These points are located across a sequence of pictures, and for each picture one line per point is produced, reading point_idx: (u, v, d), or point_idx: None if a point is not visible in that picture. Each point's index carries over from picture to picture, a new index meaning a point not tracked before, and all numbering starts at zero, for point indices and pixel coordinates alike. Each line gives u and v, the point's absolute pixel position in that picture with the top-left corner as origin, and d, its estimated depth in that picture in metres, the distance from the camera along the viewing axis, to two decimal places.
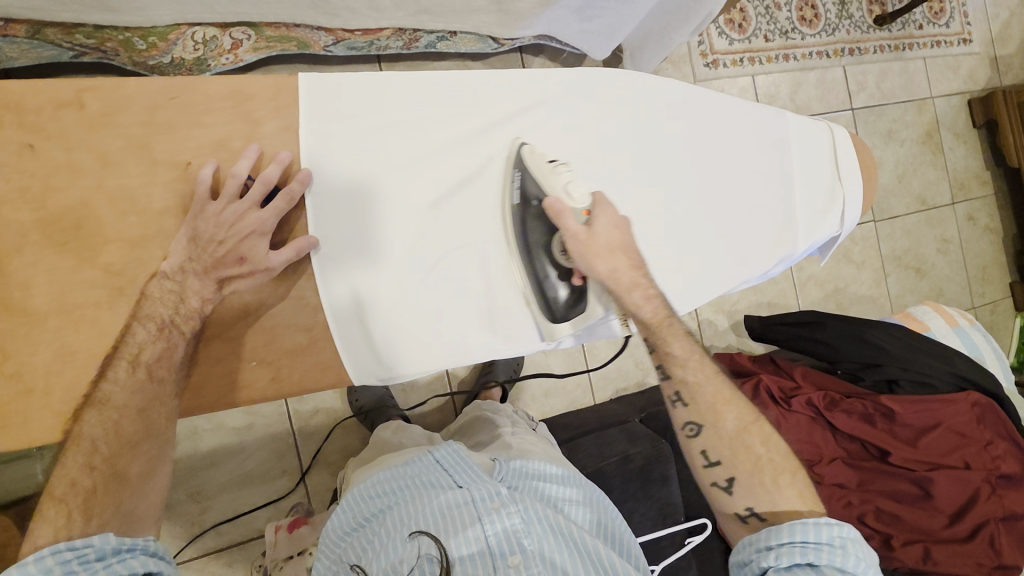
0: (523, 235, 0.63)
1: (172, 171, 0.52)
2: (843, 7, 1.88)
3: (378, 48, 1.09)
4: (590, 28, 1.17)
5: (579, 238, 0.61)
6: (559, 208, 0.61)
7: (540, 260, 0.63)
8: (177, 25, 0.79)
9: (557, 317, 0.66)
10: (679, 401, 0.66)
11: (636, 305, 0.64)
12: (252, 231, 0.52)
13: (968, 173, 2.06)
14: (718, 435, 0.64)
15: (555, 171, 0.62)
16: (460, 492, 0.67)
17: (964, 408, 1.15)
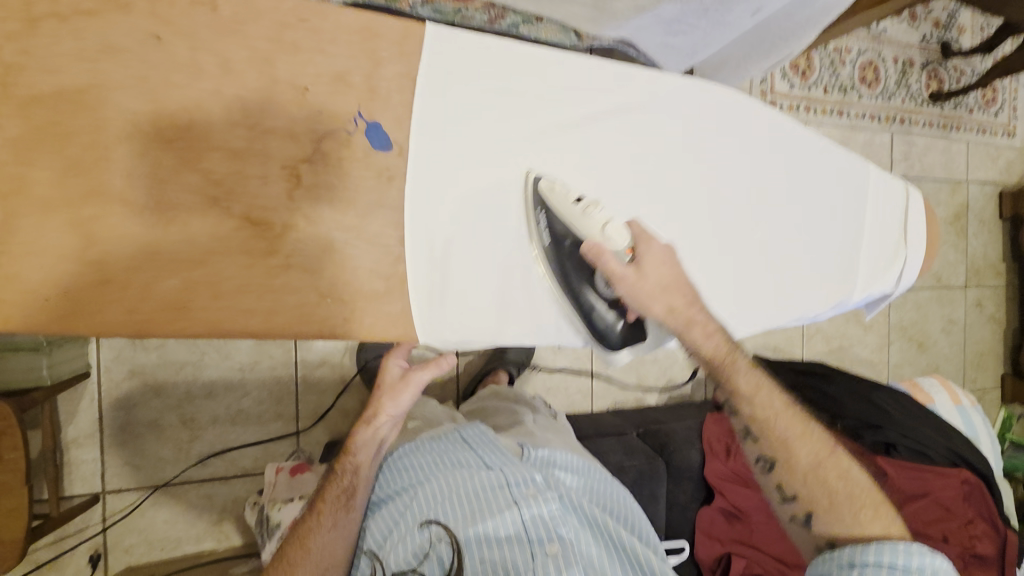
0: (565, 277, 0.65)
1: (287, 94, 0.52)
2: (904, 76, 1.92)
3: (464, 19, 1.07)
4: (673, 43, 1.18)
5: (629, 281, 0.62)
6: (602, 253, 0.61)
7: (586, 293, 0.66)
8: None
9: (612, 345, 0.70)
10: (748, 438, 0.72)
11: (695, 342, 0.66)
12: None
13: (984, 261, 2.11)
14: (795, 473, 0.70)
15: (584, 213, 0.61)
16: (494, 474, 0.77)
17: (953, 483, 1.17)
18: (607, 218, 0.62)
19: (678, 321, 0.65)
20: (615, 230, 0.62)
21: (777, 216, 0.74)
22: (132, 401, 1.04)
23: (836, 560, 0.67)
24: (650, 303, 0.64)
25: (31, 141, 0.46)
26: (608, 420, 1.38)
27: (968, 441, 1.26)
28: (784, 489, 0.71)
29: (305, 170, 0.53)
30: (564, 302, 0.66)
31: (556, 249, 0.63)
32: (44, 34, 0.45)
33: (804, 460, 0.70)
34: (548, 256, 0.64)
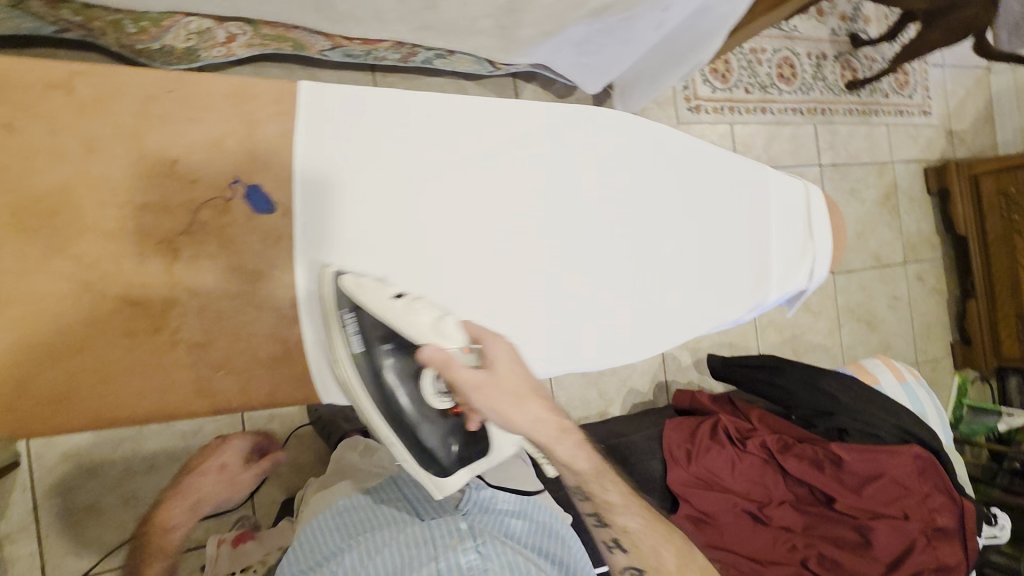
0: (395, 375, 0.63)
1: (154, 168, 0.54)
2: (819, 69, 2.00)
3: (375, 58, 1.14)
4: (586, 62, 1.21)
5: (476, 380, 0.59)
6: (448, 361, 0.58)
7: (418, 392, 0.63)
8: (172, 13, 0.86)
9: (444, 469, 0.63)
10: (595, 519, 0.75)
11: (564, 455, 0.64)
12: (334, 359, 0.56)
13: (919, 237, 2.19)
14: (621, 534, 0.74)
15: (408, 307, 0.61)
16: (422, 527, 0.74)
17: (906, 459, 1.19)
18: (439, 314, 0.61)
19: (545, 431, 0.61)
20: (449, 329, 0.61)
21: (681, 229, 0.76)
22: (68, 484, 1.02)
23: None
24: (499, 405, 0.59)
25: None
26: None
27: (917, 418, 1.29)
28: (616, 543, 0.75)
29: (182, 240, 0.55)
30: (374, 412, 0.63)
31: (366, 354, 0.62)
32: None
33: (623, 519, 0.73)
34: (362, 361, 0.62)
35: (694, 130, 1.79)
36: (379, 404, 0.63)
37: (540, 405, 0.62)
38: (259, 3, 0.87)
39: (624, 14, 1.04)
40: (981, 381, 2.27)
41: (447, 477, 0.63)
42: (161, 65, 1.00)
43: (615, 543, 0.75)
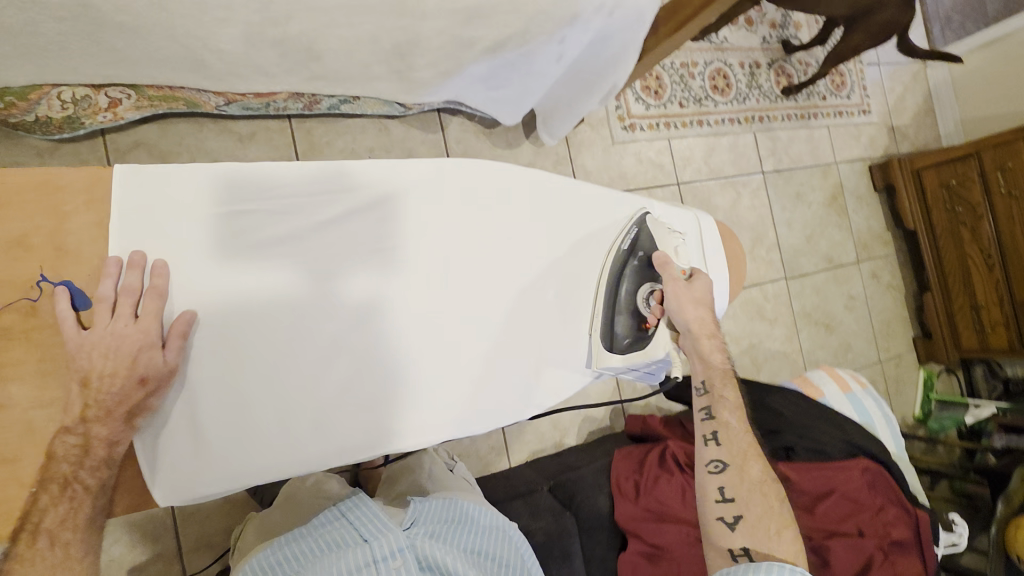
0: (619, 279, 0.93)
1: None
2: (753, 77, 2.01)
3: (278, 109, 1.12)
4: (497, 96, 1.19)
5: (678, 286, 0.92)
6: (668, 261, 0.92)
7: (627, 295, 0.93)
8: (37, 86, 0.83)
9: (612, 348, 0.92)
10: (713, 441, 0.97)
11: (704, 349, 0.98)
12: (144, 345, 0.64)
13: (870, 234, 2.20)
14: (740, 483, 0.92)
15: (669, 237, 0.95)
16: (365, 548, 0.87)
17: (855, 474, 1.16)
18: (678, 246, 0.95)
19: (695, 341, 0.97)
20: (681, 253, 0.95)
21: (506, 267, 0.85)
22: None
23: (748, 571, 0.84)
24: (682, 304, 0.92)
25: None
26: (522, 476, 1.36)
27: (864, 429, 1.26)
28: (724, 492, 0.93)
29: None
30: (604, 295, 0.93)
31: (630, 255, 0.94)
32: None
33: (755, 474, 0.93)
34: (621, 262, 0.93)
35: (631, 148, 1.78)
36: (609, 291, 0.93)
37: (704, 313, 0.95)
38: (131, 69, 0.85)
39: (521, 49, 1.02)
40: (946, 373, 2.26)
41: (610, 353, 0.92)
42: (44, 134, 0.98)
43: (725, 487, 0.93)
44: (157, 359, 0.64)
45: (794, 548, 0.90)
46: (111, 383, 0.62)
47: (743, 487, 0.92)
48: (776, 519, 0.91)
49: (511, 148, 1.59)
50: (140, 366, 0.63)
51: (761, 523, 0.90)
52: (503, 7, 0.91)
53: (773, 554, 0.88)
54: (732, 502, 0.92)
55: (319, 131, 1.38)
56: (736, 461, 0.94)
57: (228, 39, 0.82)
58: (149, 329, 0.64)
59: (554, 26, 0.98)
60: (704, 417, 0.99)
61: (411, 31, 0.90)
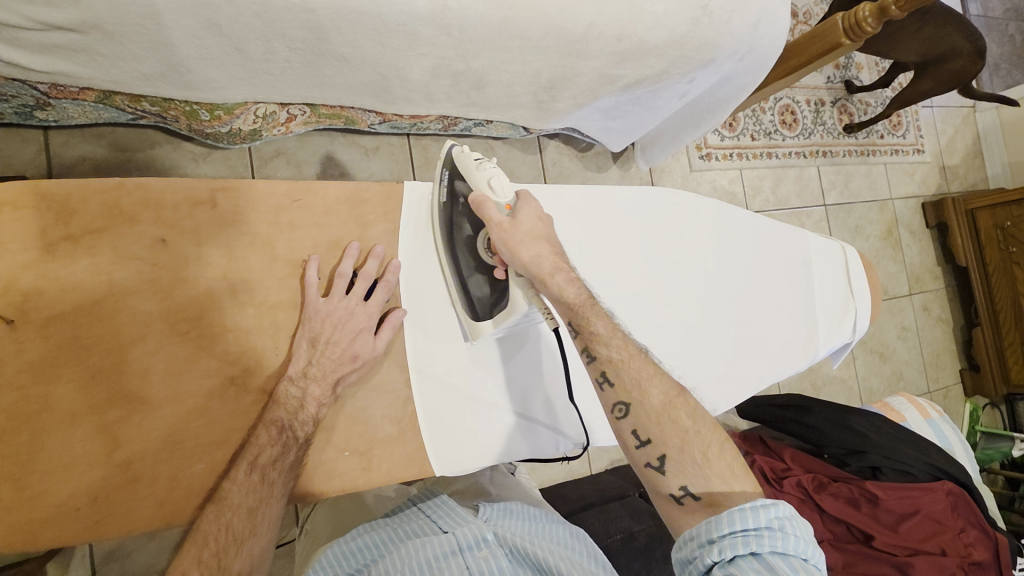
0: (449, 231, 0.82)
1: (288, 267, 0.75)
2: (818, 114, 2.11)
3: (419, 129, 1.22)
4: (613, 125, 1.29)
5: (502, 226, 0.76)
6: (483, 200, 0.77)
7: (462, 254, 0.82)
8: (244, 103, 0.93)
9: (478, 316, 0.82)
10: (606, 383, 0.74)
11: (559, 287, 0.76)
12: (360, 328, 0.75)
13: (922, 268, 2.28)
14: (646, 411, 0.71)
15: (479, 167, 0.79)
16: (446, 537, 0.84)
17: (939, 496, 1.24)
18: (493, 174, 0.79)
19: (541, 266, 0.76)
20: (500, 185, 0.78)
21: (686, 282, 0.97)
22: (126, 549, 1.09)
23: (697, 538, 0.65)
24: (516, 248, 0.76)
25: (89, 341, 0.64)
26: (608, 481, 1.44)
27: (946, 453, 1.34)
28: (638, 433, 0.70)
29: None
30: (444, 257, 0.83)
31: (451, 204, 0.82)
32: (107, 243, 0.65)
33: (654, 400, 0.71)
34: (445, 210, 0.82)
35: (706, 176, 1.88)
36: (448, 252, 0.83)
37: (546, 248, 0.78)
38: (324, 90, 0.94)
39: (651, 86, 1.12)
40: (991, 407, 2.32)
41: (480, 321, 0.82)
42: (222, 143, 1.08)
43: (637, 427, 0.70)
44: (368, 343, 0.76)
45: (731, 473, 0.68)
46: (335, 350, 0.73)
47: (654, 419, 0.70)
48: (706, 440, 0.70)
49: (601, 172, 1.68)
50: (356, 346, 0.75)
51: (684, 452, 0.68)
52: (654, 51, 0.99)
53: (714, 484, 0.67)
54: (651, 445, 0.70)
55: (433, 148, 1.48)
56: (636, 395, 0.71)
57: (418, 70, 0.91)
58: (370, 314, 0.76)
59: (690, 68, 1.07)
60: (586, 360, 0.76)
61: (568, 68, 1.00)
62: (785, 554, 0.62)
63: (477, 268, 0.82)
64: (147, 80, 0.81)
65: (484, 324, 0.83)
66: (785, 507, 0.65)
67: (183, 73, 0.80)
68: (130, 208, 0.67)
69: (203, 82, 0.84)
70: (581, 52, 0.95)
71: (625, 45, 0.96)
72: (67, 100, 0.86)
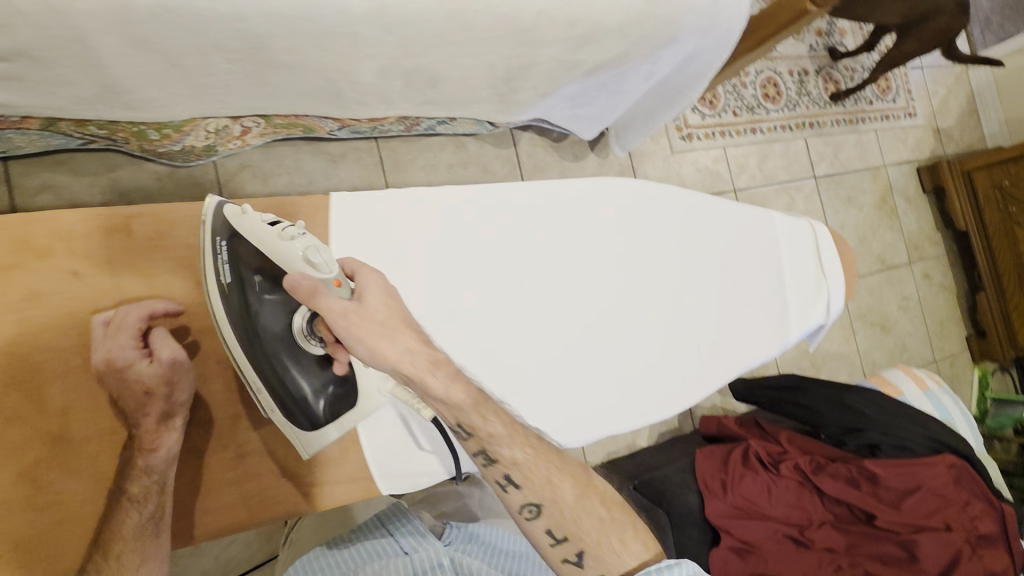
0: (256, 317, 0.71)
1: (202, 288, 0.80)
2: (802, 84, 2.06)
3: (381, 132, 1.19)
4: (582, 113, 1.26)
5: (349, 315, 0.66)
6: (316, 288, 0.66)
7: (277, 345, 0.72)
8: (191, 120, 0.91)
9: (319, 421, 0.74)
10: (462, 430, 0.70)
11: (439, 387, 0.67)
12: (127, 361, 0.69)
13: (921, 235, 2.23)
14: (522, 470, 0.71)
15: (285, 237, 0.69)
16: (407, 559, 0.86)
17: (941, 470, 1.21)
18: (308, 248, 0.67)
19: (415, 364, 0.66)
20: (324, 261, 0.67)
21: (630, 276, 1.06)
22: None
23: None
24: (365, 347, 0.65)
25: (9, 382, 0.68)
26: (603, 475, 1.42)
27: (947, 427, 1.30)
28: (509, 476, 0.70)
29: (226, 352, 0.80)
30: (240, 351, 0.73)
31: (237, 284, 0.72)
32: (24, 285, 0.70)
33: (525, 453, 0.71)
34: (234, 292, 0.72)
35: (689, 157, 1.84)
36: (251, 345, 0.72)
37: (413, 338, 0.68)
38: (273, 101, 0.92)
39: (615, 70, 1.09)
40: (1000, 371, 2.27)
41: (322, 426, 0.74)
42: (179, 161, 1.06)
43: (509, 474, 0.70)
44: (146, 366, 0.70)
45: (604, 524, 0.71)
46: (128, 389, 0.69)
47: (540, 483, 0.71)
48: (570, 486, 0.72)
49: (578, 161, 1.66)
50: (138, 376, 0.69)
51: (558, 505, 0.70)
52: (612, 33, 0.96)
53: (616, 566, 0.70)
54: (525, 493, 0.70)
55: (403, 149, 1.46)
56: (508, 455, 0.70)
57: (367, 72, 0.89)
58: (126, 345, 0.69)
59: (652, 48, 1.04)
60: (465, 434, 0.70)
61: (524, 58, 0.96)
62: None
63: (295, 362, 0.72)
64: (85, 103, 0.79)
65: (329, 427, 0.75)
66: (688, 566, 0.68)
67: (121, 94, 0.78)
68: (47, 246, 0.72)
69: (144, 102, 0.82)
70: (536, 39, 0.92)
71: (580, 30, 0.92)
72: (9, 130, 0.85)
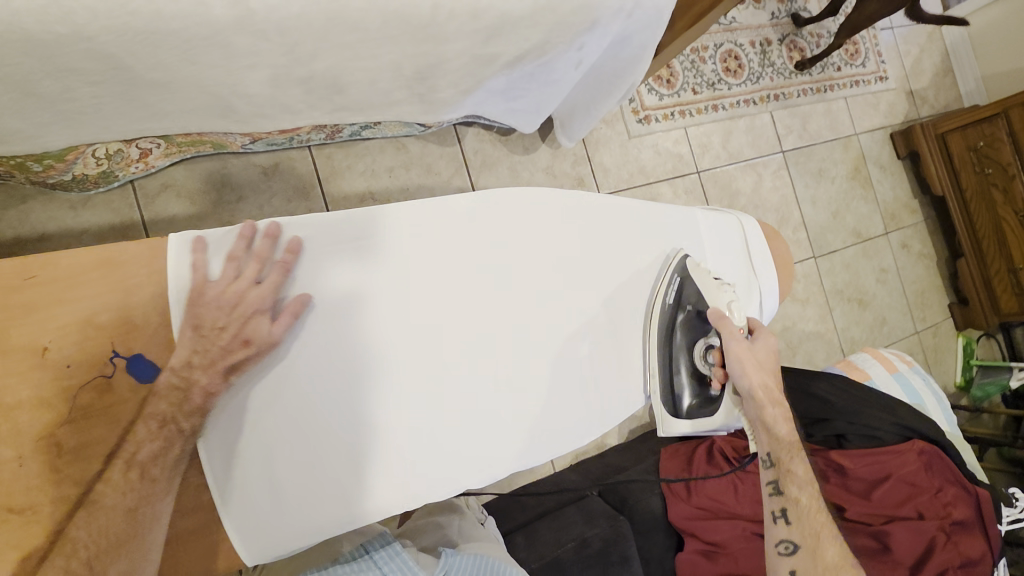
0: (669, 336, 0.91)
1: (27, 358, 0.61)
2: (765, 55, 1.97)
3: (301, 141, 1.12)
4: (516, 106, 1.19)
5: (741, 342, 0.89)
6: (724, 316, 0.90)
7: (680, 357, 0.91)
8: (73, 147, 0.84)
9: (677, 412, 0.91)
10: (774, 481, 0.94)
11: (773, 422, 0.93)
12: (253, 313, 0.68)
13: (897, 203, 2.16)
14: (799, 505, 0.92)
15: (720, 288, 0.93)
16: None
17: (911, 457, 1.16)
18: (733, 296, 0.92)
19: (770, 400, 0.92)
20: (737, 308, 0.92)
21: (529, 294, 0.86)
22: None
23: None
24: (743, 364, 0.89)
25: None
26: (569, 479, 1.38)
27: (916, 411, 1.26)
28: (786, 511, 0.93)
29: (64, 433, 0.62)
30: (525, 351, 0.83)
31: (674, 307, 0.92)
32: None
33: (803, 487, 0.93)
34: (665, 313, 0.92)
35: (648, 141, 1.76)
36: (662, 358, 0.92)
37: (767, 377, 0.93)
38: (160, 120, 0.85)
39: (539, 60, 1.02)
40: (986, 338, 2.21)
41: (679, 419, 0.90)
42: (79, 190, 1.00)
43: (785, 508, 0.93)
44: (264, 325, 0.69)
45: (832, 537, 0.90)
46: (217, 340, 0.67)
47: (809, 526, 0.91)
48: (819, 524, 0.91)
49: (529, 153, 1.59)
50: (248, 330, 0.68)
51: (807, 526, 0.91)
52: (524, 22, 0.89)
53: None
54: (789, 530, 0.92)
55: (339, 155, 1.39)
56: (793, 490, 0.93)
57: (254, 83, 0.82)
58: (265, 296, 0.69)
59: (573, 34, 0.97)
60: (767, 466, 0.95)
61: (431, 55, 0.90)
62: None
63: (690, 369, 0.90)
64: None
65: (681, 422, 0.90)
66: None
67: None
68: None
69: (5, 134, 0.75)
70: (438, 35, 0.85)
71: (486, 21, 0.85)
72: None
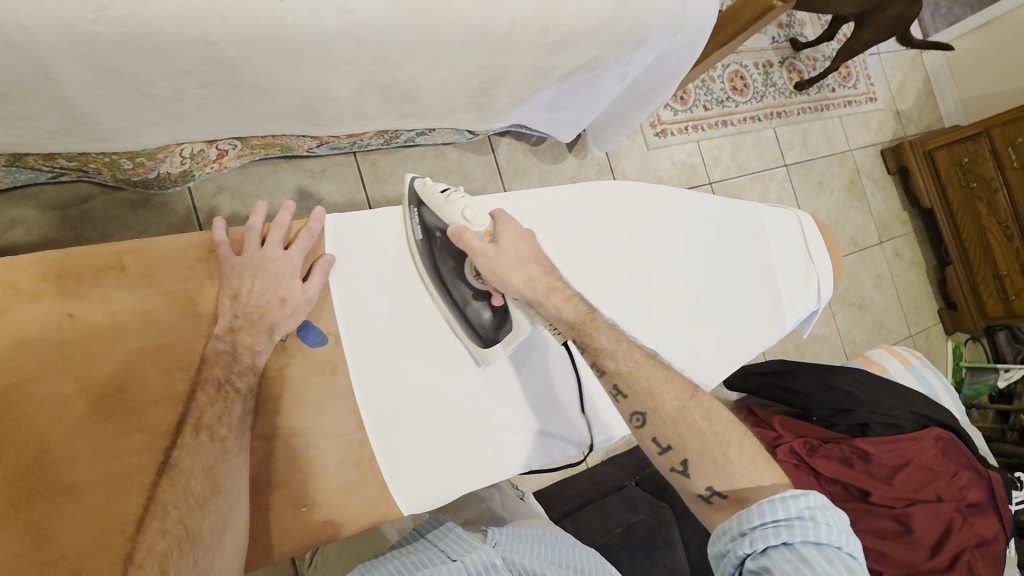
0: (436, 265, 0.89)
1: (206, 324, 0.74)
2: (767, 76, 2.10)
3: (361, 146, 1.18)
4: (559, 116, 1.26)
5: (488, 254, 0.83)
6: (463, 231, 0.83)
7: (457, 285, 0.89)
8: (166, 147, 0.89)
9: (485, 339, 0.90)
10: (619, 394, 0.79)
11: (558, 308, 0.83)
12: (285, 274, 0.76)
13: (889, 215, 2.30)
14: (662, 418, 0.76)
15: (450, 200, 0.85)
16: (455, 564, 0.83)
17: (928, 444, 1.25)
18: (467, 204, 0.85)
19: (564, 313, 0.83)
20: (474, 214, 0.84)
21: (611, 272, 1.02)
22: None
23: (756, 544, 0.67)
24: (500, 273, 0.82)
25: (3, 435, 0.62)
26: (604, 473, 1.43)
27: (929, 399, 1.36)
28: (658, 440, 0.76)
29: None
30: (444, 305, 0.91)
31: (428, 239, 0.89)
32: (21, 319, 0.65)
33: (668, 404, 0.76)
34: (424, 245, 0.90)
35: (665, 153, 1.86)
36: (445, 294, 0.90)
37: (535, 269, 0.84)
38: (249, 123, 0.91)
39: (589, 73, 1.10)
40: (973, 341, 2.35)
41: (488, 346, 0.89)
42: (155, 189, 1.03)
43: (656, 434, 0.76)
44: (296, 286, 0.77)
45: (755, 468, 0.73)
46: (259, 299, 0.74)
47: (671, 424, 0.75)
48: (724, 440, 0.75)
49: (557, 163, 1.67)
50: (282, 289, 0.75)
51: (704, 454, 0.73)
52: (584, 38, 0.97)
53: (738, 482, 0.73)
54: (672, 450, 0.75)
55: (383, 162, 1.44)
56: (649, 403, 0.77)
57: (343, 89, 0.88)
58: (294, 260, 0.77)
59: (624, 51, 1.05)
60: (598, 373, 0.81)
61: (499, 66, 0.97)
62: (816, 540, 0.66)
63: (473, 292, 0.89)
64: (49, 138, 0.76)
65: (492, 346, 0.90)
66: (814, 497, 0.69)
67: (91, 125, 0.76)
68: (54, 275, 0.68)
69: (115, 132, 0.79)
70: (509, 48, 0.92)
71: (554, 36, 0.93)
72: None
